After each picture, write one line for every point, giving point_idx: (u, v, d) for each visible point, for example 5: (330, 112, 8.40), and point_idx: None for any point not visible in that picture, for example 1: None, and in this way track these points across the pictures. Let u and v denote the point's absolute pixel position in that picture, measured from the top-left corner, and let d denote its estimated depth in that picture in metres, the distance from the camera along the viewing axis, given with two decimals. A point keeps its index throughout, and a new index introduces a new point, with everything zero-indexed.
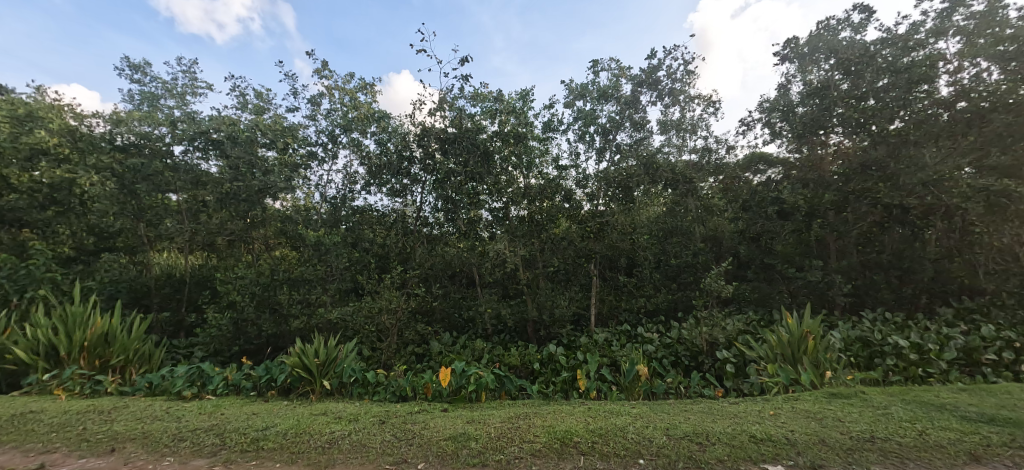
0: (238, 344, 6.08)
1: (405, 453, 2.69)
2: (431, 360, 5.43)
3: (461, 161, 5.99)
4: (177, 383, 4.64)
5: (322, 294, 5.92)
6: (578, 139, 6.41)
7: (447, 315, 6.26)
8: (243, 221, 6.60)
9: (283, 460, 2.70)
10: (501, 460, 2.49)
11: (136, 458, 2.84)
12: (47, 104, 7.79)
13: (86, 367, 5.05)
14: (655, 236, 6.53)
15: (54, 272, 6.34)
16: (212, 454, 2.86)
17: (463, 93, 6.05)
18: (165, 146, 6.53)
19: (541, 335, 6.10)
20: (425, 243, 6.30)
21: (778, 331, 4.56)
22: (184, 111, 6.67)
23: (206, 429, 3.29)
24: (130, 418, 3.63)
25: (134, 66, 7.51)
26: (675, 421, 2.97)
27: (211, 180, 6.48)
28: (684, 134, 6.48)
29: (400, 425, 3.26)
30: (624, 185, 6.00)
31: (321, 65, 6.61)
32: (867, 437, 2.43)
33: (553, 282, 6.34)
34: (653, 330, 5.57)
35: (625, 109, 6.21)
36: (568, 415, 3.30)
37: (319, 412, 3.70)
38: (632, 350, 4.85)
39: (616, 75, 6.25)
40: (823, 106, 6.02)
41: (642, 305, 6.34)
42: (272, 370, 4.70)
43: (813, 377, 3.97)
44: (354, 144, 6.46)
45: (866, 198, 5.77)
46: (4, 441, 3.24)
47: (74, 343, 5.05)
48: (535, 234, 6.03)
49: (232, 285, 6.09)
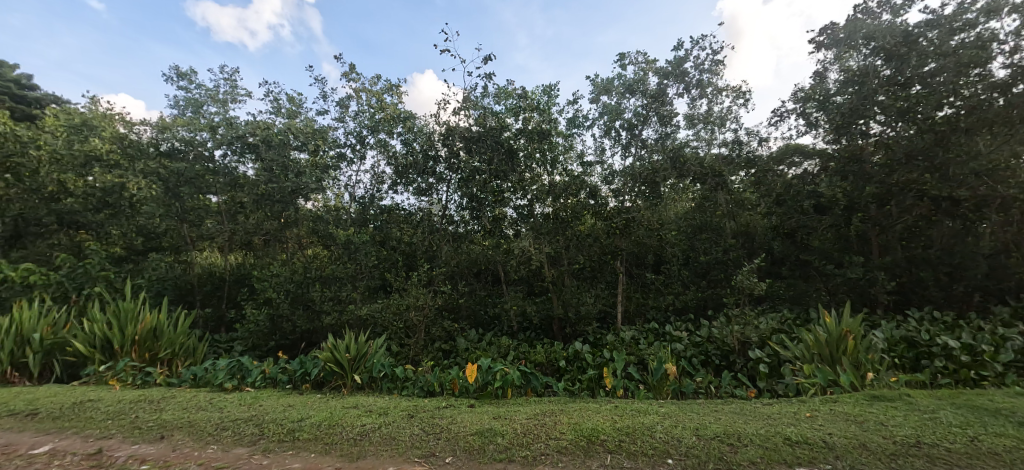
0: (274, 339, 6.33)
1: (432, 447, 2.75)
2: (457, 357, 5.50)
3: (486, 159, 6.02)
4: (218, 376, 4.89)
5: (352, 291, 6.09)
6: (603, 135, 6.33)
7: (473, 312, 6.33)
8: (278, 221, 6.93)
9: (317, 450, 2.80)
10: (527, 456, 2.50)
11: (182, 445, 3.01)
12: (102, 114, 8.37)
13: (137, 359, 5.38)
14: (683, 232, 6.38)
15: (109, 271, 6.79)
16: (252, 443, 3.00)
17: (486, 91, 6.08)
18: (206, 151, 6.86)
19: (567, 333, 6.13)
20: (451, 241, 6.39)
21: (814, 330, 4.36)
22: (223, 117, 6.98)
23: (245, 419, 3.45)
24: (176, 408, 3.85)
25: (180, 74, 7.89)
26: (705, 421, 2.91)
27: (248, 182, 6.78)
28: (713, 128, 6.28)
29: (428, 419, 3.33)
30: (650, 181, 5.89)
31: (348, 69, 6.85)
32: (913, 442, 2.31)
33: (579, 280, 6.31)
34: (682, 328, 5.45)
35: (652, 103, 6.07)
36: (595, 413, 3.28)
37: (350, 406, 3.82)
38: (660, 349, 4.76)
39: (642, 69, 6.13)
40: (862, 96, 5.72)
41: (671, 303, 6.20)
42: (306, 365, 4.88)
43: (853, 379, 3.79)
44: (381, 144, 6.60)
45: (912, 190, 5.38)
46: (67, 426, 3.50)
47: (126, 337, 5.38)
48: (560, 231, 6.00)
49: (269, 282, 6.36)
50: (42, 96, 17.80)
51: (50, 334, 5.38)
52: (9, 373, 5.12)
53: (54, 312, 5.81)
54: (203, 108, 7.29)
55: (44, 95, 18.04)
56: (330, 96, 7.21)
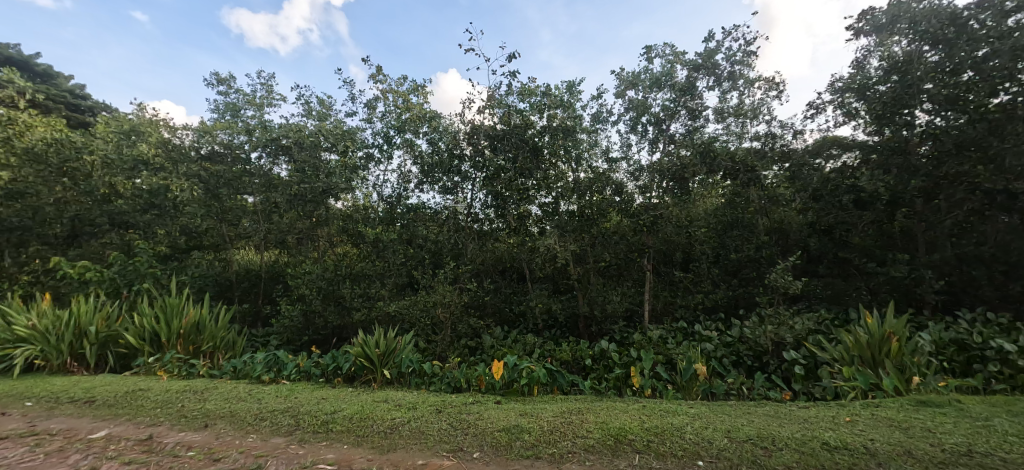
0: (307, 334, 6.55)
1: (460, 442, 2.79)
2: (483, 354, 5.53)
3: (511, 157, 6.02)
4: (256, 369, 5.11)
5: (381, 289, 6.25)
6: (629, 131, 6.22)
7: (498, 309, 6.37)
8: (310, 221, 7.18)
9: (350, 442, 2.89)
10: (554, 454, 2.50)
11: (225, 434, 3.17)
12: (148, 120, 8.85)
13: (182, 351, 5.69)
14: (712, 228, 6.18)
15: (156, 268, 7.20)
16: (288, 433, 3.12)
17: (511, 89, 6.08)
18: (244, 153, 7.16)
19: (593, 331, 6.09)
20: (476, 239, 6.47)
21: (854, 331, 4.17)
22: (259, 121, 7.27)
23: (282, 411, 3.59)
24: (218, 398, 4.06)
25: (219, 79, 8.24)
26: (737, 423, 2.83)
27: (282, 183, 7.03)
28: (745, 120, 6.06)
29: (456, 414, 3.38)
30: (678, 177, 5.74)
31: (376, 70, 6.99)
32: (963, 451, 2.17)
33: (604, 278, 6.24)
34: (712, 328, 5.30)
35: (681, 97, 5.92)
36: (622, 413, 3.25)
37: (381, 400, 3.92)
38: (690, 348, 4.65)
39: (670, 62, 5.99)
40: (906, 84, 5.36)
41: (700, 302, 6.04)
42: (338, 359, 5.04)
43: (898, 383, 3.60)
44: (408, 144, 6.71)
45: (962, 183, 5.11)
46: (121, 413, 3.75)
47: (172, 330, 5.70)
48: (586, 229, 5.96)
49: (302, 280, 6.57)
50: (93, 104, 19.16)
51: (104, 327, 5.76)
52: (70, 363, 5.53)
53: (107, 306, 6.22)
54: (240, 112, 7.60)
55: (95, 104, 19.36)
56: (358, 98, 7.39)
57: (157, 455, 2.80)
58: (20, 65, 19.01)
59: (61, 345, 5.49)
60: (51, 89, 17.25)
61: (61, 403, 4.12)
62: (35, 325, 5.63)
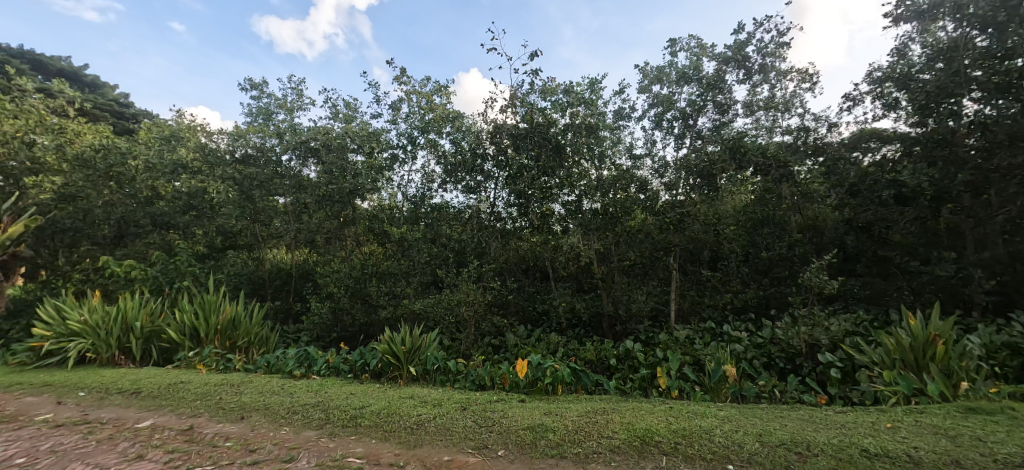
0: (336, 331, 6.70)
1: (485, 439, 2.80)
2: (507, 352, 5.54)
3: (534, 156, 6.02)
4: (288, 364, 5.30)
5: (406, 287, 6.36)
6: (654, 127, 6.11)
7: (522, 308, 6.37)
8: (338, 220, 7.37)
9: (378, 437, 2.96)
10: (580, 453, 2.49)
11: (259, 426, 3.29)
12: (188, 125, 9.29)
13: (219, 346, 5.95)
14: (742, 226, 5.98)
15: (194, 266, 7.55)
16: (319, 427, 3.22)
17: (533, 88, 6.06)
18: (275, 155, 7.41)
19: (618, 331, 6.00)
20: (500, 237, 6.51)
21: (896, 333, 3.96)
22: (290, 124, 7.51)
23: (313, 405, 3.71)
24: (253, 392, 4.22)
25: (253, 84, 8.57)
26: (770, 427, 2.74)
27: (311, 184, 7.24)
28: (776, 114, 5.84)
29: (480, 412, 3.40)
30: (705, 174, 5.63)
31: (400, 72, 7.11)
32: (1018, 462, 2.03)
33: (629, 277, 6.16)
34: (742, 329, 5.14)
35: (708, 91, 5.76)
36: (648, 414, 3.19)
37: (406, 396, 3.99)
38: (718, 349, 4.53)
39: (695, 55, 5.85)
40: (950, 73, 5.01)
41: (729, 302, 5.87)
42: (365, 356, 5.17)
43: (944, 388, 3.39)
44: (432, 144, 6.80)
45: (1016, 176, 4.72)
46: (165, 404, 3.96)
47: (210, 326, 5.97)
48: (610, 227, 5.86)
49: (330, 278, 6.75)
50: (137, 112, 20.29)
51: (148, 323, 6.09)
52: (117, 356, 5.87)
53: (151, 303, 6.57)
54: (272, 116, 7.88)
55: (138, 111, 20.48)
56: (383, 100, 7.54)
57: (197, 445, 2.94)
58: (71, 77, 20.29)
59: (110, 339, 5.84)
60: (99, 98, 18.36)
61: (111, 393, 4.38)
62: (87, 320, 6.01)
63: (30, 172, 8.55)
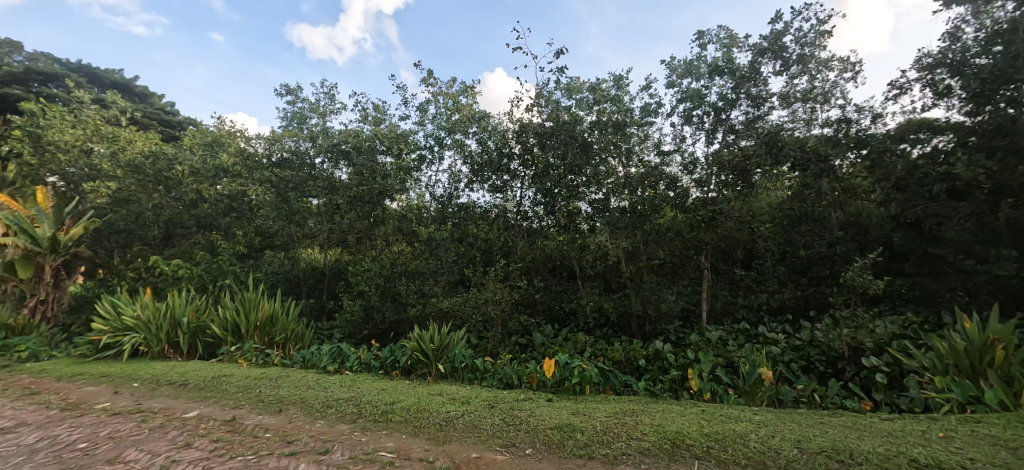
0: (367, 329, 6.87)
1: (513, 438, 2.82)
2: (534, 351, 5.54)
3: (559, 154, 5.99)
4: (322, 360, 5.49)
5: (434, 286, 6.47)
6: (683, 123, 5.96)
7: (549, 307, 6.36)
8: (368, 221, 7.56)
9: (408, 432, 3.02)
10: (608, 454, 2.46)
11: (296, 418, 3.43)
12: (229, 131, 9.76)
13: (259, 342, 6.24)
14: (778, 223, 5.67)
15: (235, 265, 7.94)
16: (352, 421, 3.31)
17: (559, 85, 6.02)
18: (308, 158, 7.67)
19: (647, 331, 5.88)
20: (526, 236, 6.48)
21: (949, 337, 3.70)
22: (322, 127, 7.74)
23: (346, 399, 3.83)
24: (290, 385, 4.40)
25: (288, 90, 8.90)
26: (809, 433, 2.62)
27: (343, 186, 7.46)
28: (814, 105, 5.56)
29: (508, 410, 3.41)
30: (740, 170, 5.37)
31: (427, 74, 7.21)
32: None
33: (658, 276, 6.03)
34: (778, 330, 4.94)
35: (741, 84, 5.56)
36: (678, 416, 3.12)
37: (435, 393, 4.06)
38: (753, 351, 4.38)
39: (727, 47, 5.66)
40: (1010, 56, 4.52)
41: (764, 303, 5.65)
42: (396, 353, 5.30)
43: (1006, 396, 3.11)
44: (458, 145, 6.87)
45: None
46: (209, 395, 4.19)
47: (250, 322, 6.26)
48: (638, 226, 5.82)
49: (362, 277, 6.97)
50: (183, 120, 21.48)
51: (194, 319, 6.44)
52: (166, 350, 6.25)
53: (197, 300, 6.94)
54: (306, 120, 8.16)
55: (184, 119, 21.70)
56: (410, 102, 7.66)
57: (239, 435, 3.09)
58: (124, 88, 21.71)
59: (160, 334, 6.22)
60: (148, 108, 19.53)
61: (161, 385, 4.67)
62: (139, 316, 6.42)
63: (90, 178, 9.20)
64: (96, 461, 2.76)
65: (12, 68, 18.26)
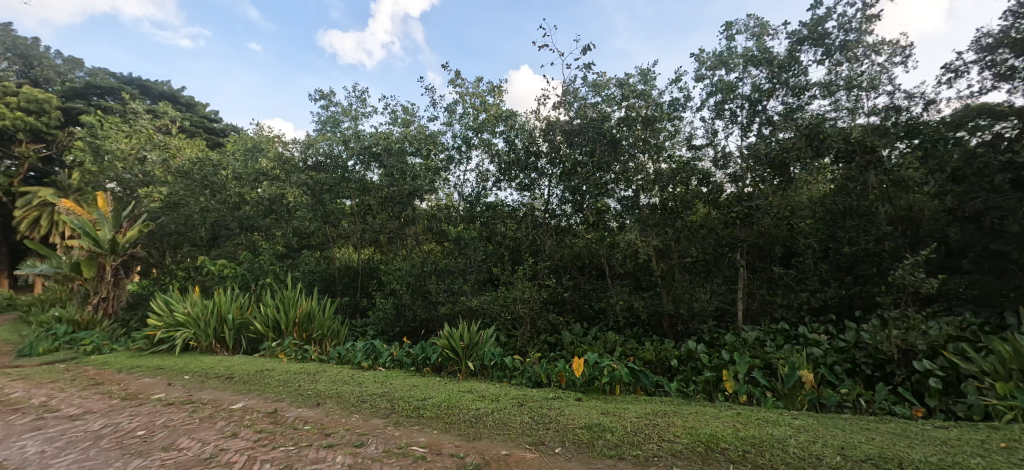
0: (399, 326, 7.02)
1: (542, 436, 2.82)
2: (563, 350, 5.52)
3: (588, 151, 5.95)
4: (357, 356, 5.68)
5: (463, 284, 6.59)
6: (714, 117, 5.77)
7: (578, 306, 6.31)
8: (398, 221, 7.72)
9: (439, 428, 3.08)
10: (639, 456, 2.42)
11: (333, 412, 3.56)
12: (268, 137, 10.20)
13: (298, 338, 6.52)
14: (819, 219, 5.40)
15: (275, 265, 8.32)
16: (386, 415, 3.41)
17: (586, 82, 5.95)
18: (341, 161, 7.87)
19: (679, 331, 5.74)
20: (554, 235, 6.44)
21: (1013, 340, 3.40)
22: (353, 130, 7.94)
23: (380, 395, 3.94)
24: (327, 380, 4.58)
25: (321, 95, 9.19)
26: (853, 439, 2.50)
27: (374, 187, 7.66)
28: (859, 93, 5.24)
29: (537, 409, 3.42)
30: (778, 164, 5.21)
31: (454, 75, 7.29)
32: None
33: (690, 275, 5.88)
34: (821, 331, 4.70)
35: (778, 74, 5.34)
36: (713, 418, 3.04)
37: (466, 390, 4.12)
38: (793, 353, 4.20)
39: (763, 35, 5.42)
40: None
41: (805, 302, 5.39)
42: (426, 350, 5.41)
43: None
44: (486, 144, 6.92)
45: None
46: (254, 388, 4.42)
47: (289, 319, 6.55)
48: (670, 223, 5.69)
49: (393, 275, 7.13)
50: (226, 127, 22.60)
51: (238, 315, 6.79)
52: (214, 344, 6.64)
53: (240, 297, 7.31)
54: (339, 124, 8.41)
55: (226, 126, 22.85)
56: (438, 103, 7.75)
57: (282, 426, 3.25)
58: (172, 98, 23.09)
59: (208, 329, 6.61)
60: (194, 117, 20.68)
61: (210, 377, 4.96)
62: (189, 312, 6.86)
63: (144, 183, 9.83)
64: (153, 447, 2.97)
65: (76, 84, 19.80)
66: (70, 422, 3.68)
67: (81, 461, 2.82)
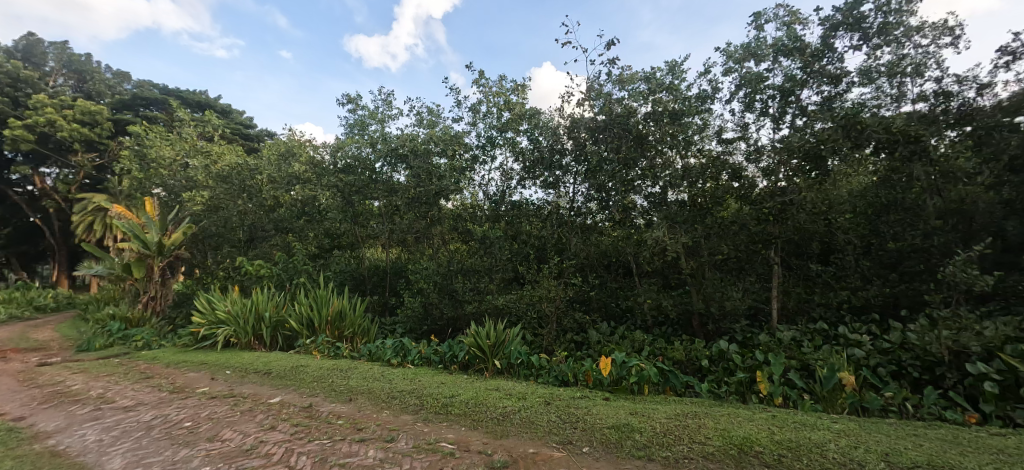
0: (426, 324, 7.14)
1: (570, 435, 2.82)
2: (590, 349, 5.48)
3: (614, 148, 5.86)
4: (387, 353, 5.84)
5: (489, 283, 6.64)
6: (744, 109, 5.58)
7: (604, 304, 6.23)
8: (425, 221, 7.85)
9: (467, 425, 3.13)
10: (669, 457, 2.38)
11: (365, 407, 3.67)
12: (300, 141, 10.56)
13: (330, 335, 6.74)
14: (858, 214, 5.23)
15: (308, 265, 8.62)
16: (415, 412, 3.48)
17: (611, 78, 5.87)
18: (369, 162, 8.05)
19: (710, 330, 5.59)
20: (580, 233, 6.40)
21: None
22: (380, 132, 8.10)
23: (409, 391, 4.03)
24: (359, 376, 4.72)
25: (349, 99, 9.42)
26: (900, 446, 2.37)
27: (401, 187, 7.80)
28: (902, 79, 4.93)
29: (564, 408, 3.41)
30: (812, 156, 4.86)
31: (478, 75, 7.35)
32: None
33: (722, 272, 5.71)
34: (863, 331, 4.48)
35: (811, 62, 5.11)
36: (747, 421, 2.95)
37: (493, 388, 4.16)
38: (833, 354, 4.02)
39: (793, 23, 5.20)
40: None
41: (845, 301, 5.15)
42: (454, 348, 5.49)
43: None
44: (510, 143, 6.94)
45: None
46: (290, 383, 4.61)
47: (322, 316, 6.77)
48: (699, 219, 5.56)
49: (420, 275, 7.26)
50: (261, 133, 23.51)
51: (274, 313, 7.09)
52: (253, 341, 6.96)
53: (276, 296, 7.62)
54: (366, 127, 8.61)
55: (261, 132, 23.77)
56: (463, 103, 7.82)
57: (316, 421, 3.37)
58: (211, 106, 24.22)
59: (247, 326, 6.93)
60: (231, 124, 21.57)
61: (249, 372, 5.20)
62: (230, 310, 7.21)
63: (187, 188, 10.37)
64: (199, 438, 3.14)
65: (124, 96, 21.05)
66: (125, 413, 3.94)
67: (135, 449, 3.01)
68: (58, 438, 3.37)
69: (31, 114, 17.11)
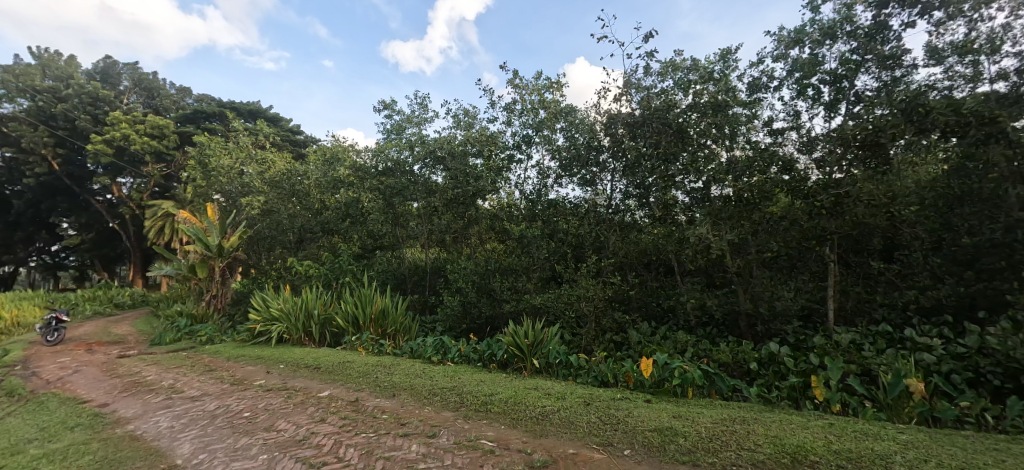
0: (465, 323, 7.24)
1: (611, 436, 2.79)
2: (631, 349, 5.38)
3: (653, 143, 5.65)
4: (427, 351, 6.00)
5: (527, 282, 6.67)
6: (795, 97, 5.26)
7: (645, 304, 6.09)
8: (463, 220, 7.98)
9: (507, 423, 3.16)
10: (715, 463, 2.30)
11: (408, 403, 3.80)
12: (343, 147, 11.02)
13: (374, 333, 7.01)
14: (927, 208, 4.74)
15: (353, 266, 9.01)
16: (456, 409, 3.56)
17: (648, 71, 5.71)
18: (406, 165, 8.25)
19: (759, 332, 5.31)
20: (619, 230, 6.29)
21: None
22: (418, 136, 8.29)
23: (450, 388, 4.12)
24: (402, 373, 4.86)
25: (388, 104, 9.73)
26: (980, 461, 2.16)
27: (439, 188, 7.97)
28: (977, 57, 4.45)
29: (604, 409, 3.37)
30: (870, 143, 4.52)
31: (513, 75, 7.45)
32: None
33: (771, 271, 5.42)
34: (934, 334, 4.11)
35: (868, 43, 4.73)
36: (800, 428, 2.79)
37: (532, 387, 4.17)
38: (898, 359, 3.71)
39: (848, 3, 4.85)
40: None
41: (912, 301, 4.77)
42: (492, 347, 5.55)
43: None
44: (546, 141, 6.93)
45: None
46: (338, 378, 4.83)
47: (366, 314, 7.06)
48: (746, 215, 5.26)
49: (459, 274, 7.39)
50: (308, 140, 24.69)
51: (322, 311, 7.46)
52: (303, 337, 7.36)
53: (324, 294, 8.01)
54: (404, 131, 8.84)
55: (308, 140, 24.91)
56: (498, 103, 7.89)
57: (363, 415, 3.52)
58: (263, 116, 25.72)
59: (298, 323, 7.34)
60: (281, 132, 22.77)
61: (301, 367, 5.50)
62: (282, 308, 7.64)
63: (243, 194, 11.10)
64: (258, 427, 3.37)
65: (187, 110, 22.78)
66: (192, 403, 4.28)
67: (201, 435, 3.27)
68: (136, 424, 3.71)
69: (109, 130, 18.91)
